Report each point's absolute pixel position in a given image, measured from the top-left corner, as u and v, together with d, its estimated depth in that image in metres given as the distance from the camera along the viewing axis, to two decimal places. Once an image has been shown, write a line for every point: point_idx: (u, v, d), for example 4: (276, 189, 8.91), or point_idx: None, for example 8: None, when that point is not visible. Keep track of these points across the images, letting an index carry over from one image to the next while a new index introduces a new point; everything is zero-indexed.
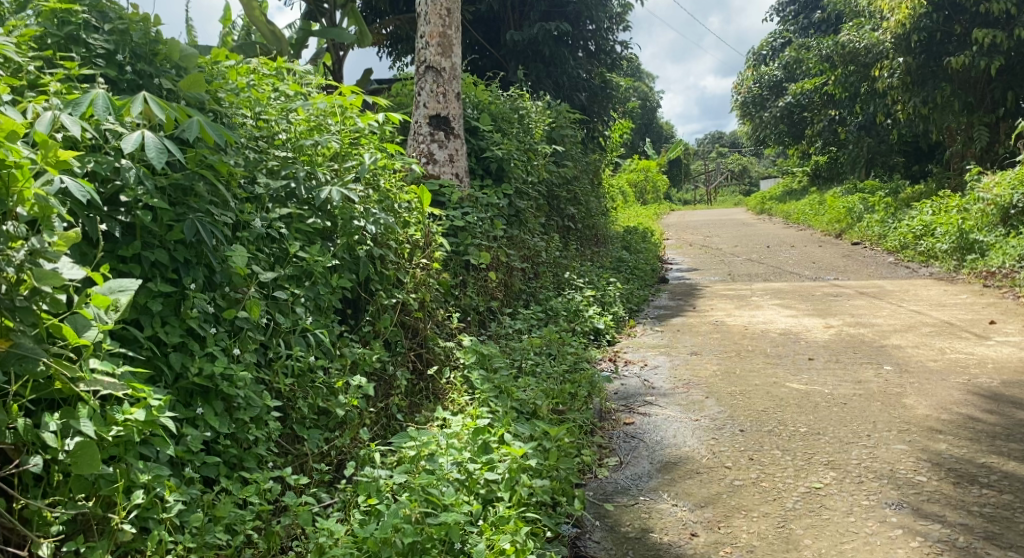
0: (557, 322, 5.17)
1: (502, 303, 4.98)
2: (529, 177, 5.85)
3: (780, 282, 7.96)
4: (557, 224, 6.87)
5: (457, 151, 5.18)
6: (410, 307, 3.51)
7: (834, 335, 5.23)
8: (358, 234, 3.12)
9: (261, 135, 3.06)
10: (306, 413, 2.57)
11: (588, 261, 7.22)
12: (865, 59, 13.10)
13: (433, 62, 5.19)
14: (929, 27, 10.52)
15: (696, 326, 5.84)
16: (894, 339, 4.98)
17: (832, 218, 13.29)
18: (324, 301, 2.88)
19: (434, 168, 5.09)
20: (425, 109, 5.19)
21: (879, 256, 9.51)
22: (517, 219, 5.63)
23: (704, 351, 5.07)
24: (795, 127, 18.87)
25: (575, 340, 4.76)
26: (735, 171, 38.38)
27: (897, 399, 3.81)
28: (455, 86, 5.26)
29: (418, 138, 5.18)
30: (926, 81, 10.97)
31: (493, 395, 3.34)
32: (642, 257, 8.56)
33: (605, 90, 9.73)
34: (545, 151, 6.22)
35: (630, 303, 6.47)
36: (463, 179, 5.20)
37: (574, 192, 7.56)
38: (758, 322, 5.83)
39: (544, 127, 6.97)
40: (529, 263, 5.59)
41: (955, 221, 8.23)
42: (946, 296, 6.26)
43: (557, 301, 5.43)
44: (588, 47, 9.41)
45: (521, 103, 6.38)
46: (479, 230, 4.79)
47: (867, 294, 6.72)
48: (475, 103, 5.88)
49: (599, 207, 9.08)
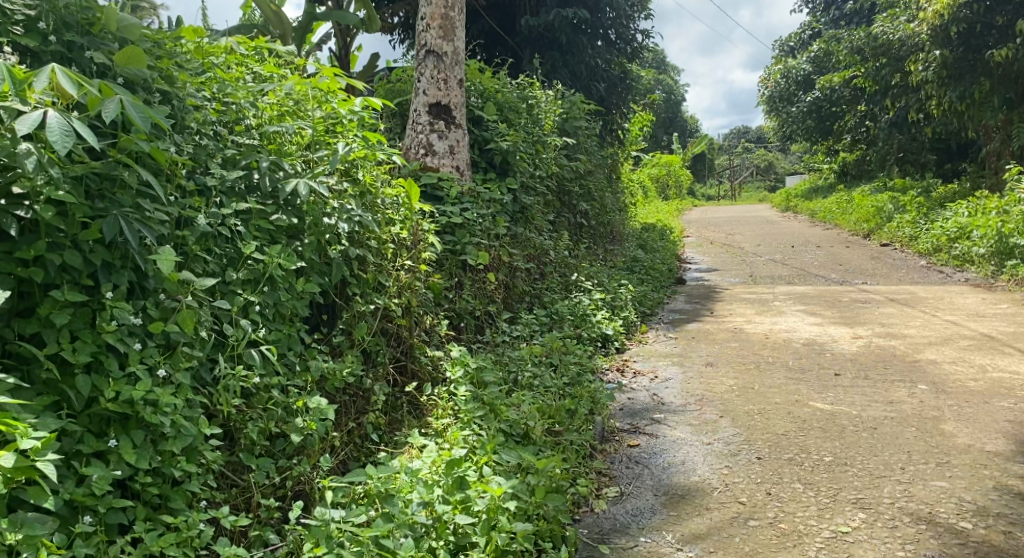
0: (562, 328, 4.82)
1: (502, 306, 4.64)
2: (536, 171, 5.49)
3: (804, 285, 7.53)
4: (567, 221, 6.51)
5: (458, 142, 4.83)
6: (393, 313, 3.17)
7: (862, 347, 4.83)
8: (329, 234, 2.78)
9: (221, 119, 2.74)
10: (255, 440, 2.25)
11: (600, 261, 6.85)
12: (899, 52, 12.54)
13: (434, 45, 4.84)
14: (968, 18, 10.06)
15: (713, 333, 5.46)
16: (929, 354, 4.56)
17: (860, 218, 12.78)
18: (285, 309, 2.55)
19: (434, 160, 4.74)
20: (425, 97, 4.83)
21: (909, 259, 9.04)
22: (523, 216, 5.28)
23: (720, 361, 4.70)
24: (823, 122, 18.30)
25: (580, 348, 4.41)
26: (758, 168, 37.73)
27: (935, 425, 3.40)
28: (457, 72, 4.90)
29: (417, 127, 4.83)
30: (963, 75, 10.43)
31: (478, 415, 2.99)
32: (659, 257, 8.18)
33: (625, 81, 9.32)
34: (555, 143, 5.86)
35: (643, 306, 6.10)
36: (464, 172, 4.85)
37: (588, 188, 7.19)
38: (780, 330, 5.43)
39: (557, 117, 6.60)
40: (534, 263, 5.23)
41: (994, 223, 7.75)
42: (985, 306, 5.81)
43: (562, 304, 5.08)
44: (608, 36, 9.00)
45: (532, 92, 6.01)
46: (479, 228, 4.46)
47: (898, 301, 6.29)
48: (480, 91, 5.52)
49: (615, 204, 8.69)
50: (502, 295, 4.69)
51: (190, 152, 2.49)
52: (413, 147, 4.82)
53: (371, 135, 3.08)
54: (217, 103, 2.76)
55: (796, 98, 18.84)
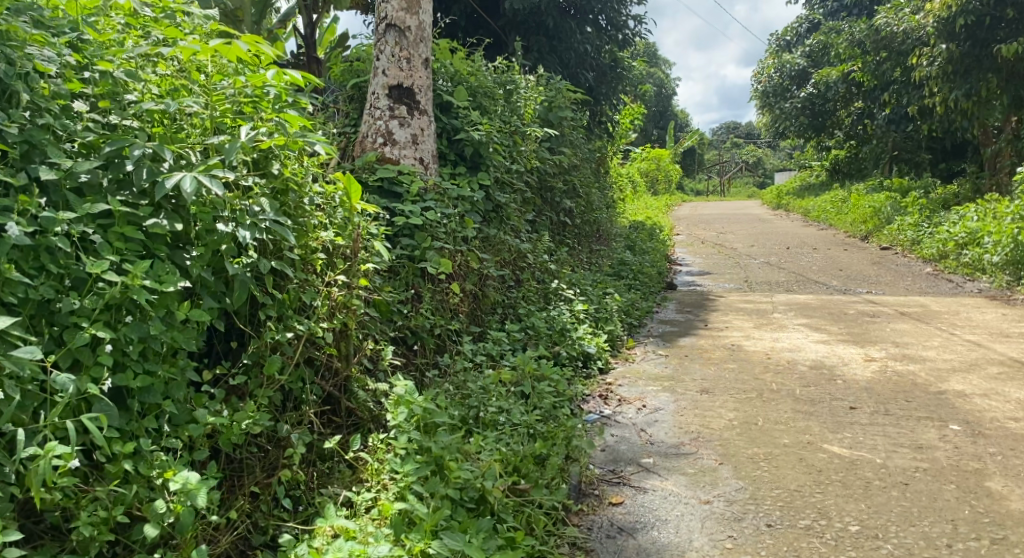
0: (537, 346, 4.22)
1: (468, 321, 4.04)
2: (512, 165, 4.88)
3: (805, 293, 6.97)
4: (548, 220, 5.91)
5: (422, 130, 4.20)
6: (319, 342, 2.54)
7: (877, 373, 4.24)
8: (228, 245, 2.15)
9: (84, 92, 2.14)
10: (87, 537, 1.71)
11: (583, 264, 6.24)
12: (901, 45, 11.94)
13: (394, 18, 4.19)
14: (978, 10, 9.43)
15: (708, 350, 4.89)
16: (955, 383, 3.98)
17: (857, 219, 12.26)
18: (157, 345, 1.94)
19: (393, 150, 4.11)
20: (384, 77, 4.19)
21: (914, 265, 8.52)
22: (497, 216, 4.66)
23: (717, 388, 4.10)
24: (817, 119, 17.75)
25: (556, 372, 3.81)
26: (748, 163, 37.29)
27: (978, 481, 2.83)
28: (422, 50, 4.26)
29: (375, 112, 4.18)
30: (969, 70, 9.85)
31: (421, 478, 2.37)
32: (648, 260, 7.59)
33: (615, 69, 8.68)
34: (536, 134, 5.23)
35: (630, 317, 5.49)
36: (429, 166, 4.21)
37: (573, 183, 6.59)
38: (782, 349, 4.84)
39: (538, 106, 5.96)
40: (508, 270, 4.62)
41: (1009, 230, 7.24)
42: (1008, 323, 5.26)
43: (540, 317, 4.49)
44: (598, 21, 8.35)
45: (510, 76, 5.37)
46: (442, 230, 3.86)
47: (910, 315, 5.72)
48: (452, 72, 4.85)
49: (602, 201, 8.09)
50: (468, 307, 4.08)
51: (20, 136, 1.92)
52: (370, 135, 4.17)
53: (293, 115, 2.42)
54: (81, 73, 2.16)
55: (790, 94, 18.29)
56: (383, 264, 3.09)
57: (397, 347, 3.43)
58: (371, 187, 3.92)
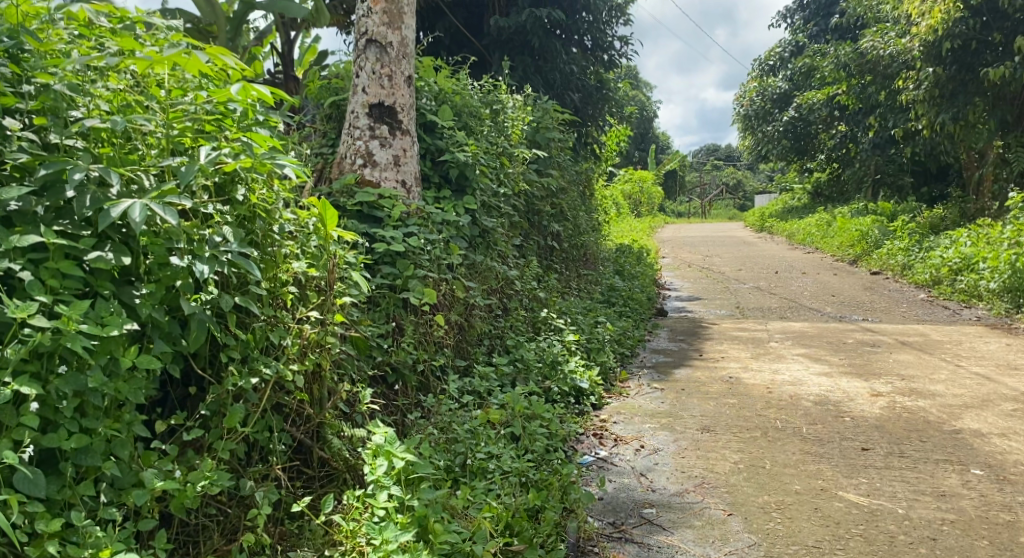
0: (527, 381, 3.97)
1: (454, 354, 3.78)
2: (500, 188, 4.65)
3: (799, 321, 6.78)
4: (536, 245, 5.67)
5: (405, 151, 3.95)
6: (288, 387, 2.27)
7: (885, 409, 4.02)
8: (184, 281, 1.88)
9: (18, 107, 1.89)
10: None
11: (572, 291, 6.00)
12: (886, 69, 11.99)
13: (375, 33, 3.95)
14: (964, 34, 9.29)
15: (705, 383, 4.65)
16: (969, 421, 3.77)
17: (844, 243, 12.16)
18: (98, 399, 1.67)
19: (374, 172, 3.87)
20: (363, 95, 3.95)
21: (906, 291, 8.39)
22: (483, 241, 4.41)
23: (718, 426, 3.86)
24: (799, 142, 17.76)
25: (548, 410, 3.56)
26: (728, 186, 37.47)
27: (1012, 536, 2.61)
28: (405, 67, 4.02)
29: (354, 132, 3.93)
30: (956, 95, 9.78)
31: (402, 543, 2.10)
32: (638, 285, 7.37)
33: (601, 91, 8.49)
34: (524, 156, 5.01)
35: (622, 347, 5.25)
36: (412, 189, 3.97)
37: (560, 207, 6.36)
38: (782, 382, 4.62)
39: (525, 127, 5.75)
40: (495, 298, 4.37)
41: (1006, 257, 7.22)
42: (1012, 355, 5.10)
43: (529, 348, 4.24)
44: (584, 42, 8.18)
45: (497, 96, 5.14)
46: (426, 257, 3.61)
47: (910, 344, 5.54)
48: (436, 91, 4.57)
49: (590, 224, 7.87)
50: (454, 340, 3.82)
51: None
52: (348, 156, 3.92)
53: (261, 135, 2.16)
54: (18, 87, 1.91)
55: (772, 117, 18.30)
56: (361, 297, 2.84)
57: (376, 385, 3.17)
58: (350, 212, 3.68)
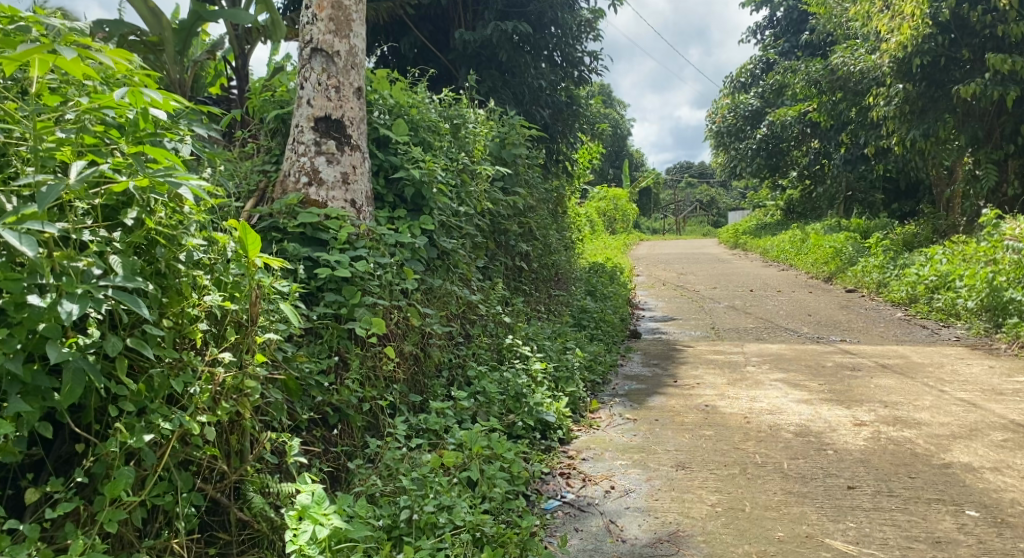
0: (489, 415, 3.67)
1: (407, 389, 3.46)
2: (460, 207, 4.36)
3: (776, 342, 6.55)
4: (502, 266, 5.38)
5: (355, 168, 3.66)
6: (196, 441, 1.99)
7: (870, 441, 3.77)
8: (48, 322, 1.69)
9: None
10: None
11: (540, 314, 5.71)
12: (857, 86, 11.91)
13: (321, 42, 3.66)
14: (934, 51, 9.14)
15: (680, 412, 4.37)
16: (959, 454, 3.53)
17: (819, 260, 12.01)
18: None
19: (320, 192, 3.56)
20: (308, 108, 3.65)
21: (883, 309, 8.23)
22: (442, 263, 4.12)
23: (694, 463, 3.58)
24: (771, 159, 17.73)
25: (509, 449, 3.26)
26: (703, 203, 37.58)
27: None
28: (354, 78, 3.74)
29: (298, 148, 3.62)
30: (926, 111, 9.66)
31: None
32: (610, 306, 7.09)
33: (571, 107, 8.24)
34: (487, 173, 4.72)
35: (593, 374, 4.96)
36: (362, 210, 3.68)
37: (528, 226, 6.08)
38: (761, 411, 4.35)
39: (489, 142, 5.46)
40: (455, 324, 4.07)
41: (983, 275, 7.08)
42: (997, 379, 4.90)
43: (492, 379, 3.93)
44: (552, 57, 7.95)
45: (457, 110, 4.85)
46: (376, 284, 3.32)
47: (892, 368, 5.33)
48: (391, 104, 4.26)
49: (560, 243, 7.59)
50: (409, 372, 3.52)
51: None
52: (292, 174, 3.60)
53: (156, 148, 1.96)
54: None
55: (744, 134, 18.26)
56: (292, 331, 2.54)
57: (315, 427, 2.86)
58: (291, 234, 3.37)
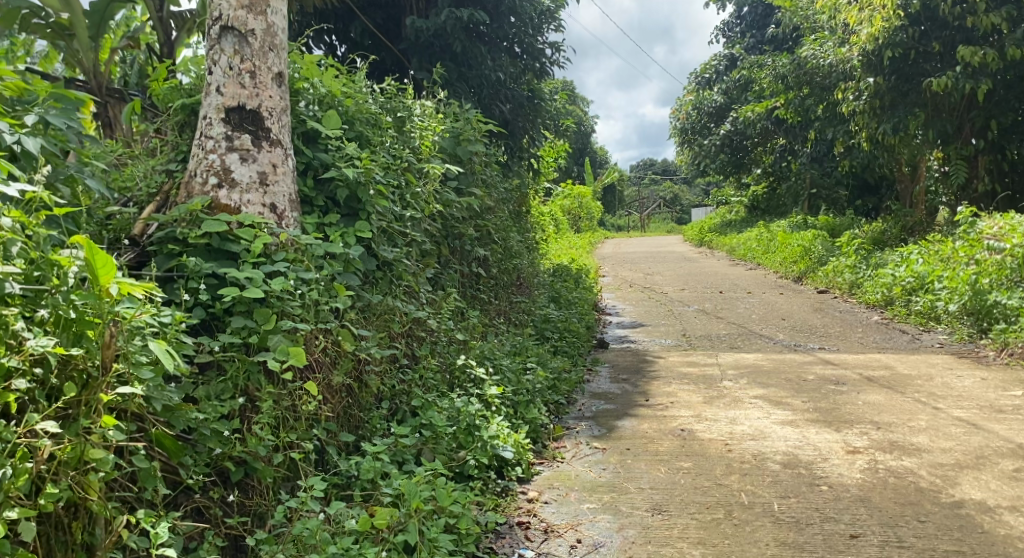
0: (437, 453, 3.15)
1: (337, 428, 2.93)
2: (405, 211, 3.82)
3: (752, 351, 6.13)
4: (456, 273, 4.86)
5: (275, 167, 3.12)
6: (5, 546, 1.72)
7: (868, 473, 3.34)
8: None
9: None
10: None
11: (498, 326, 5.20)
12: (825, 80, 11.58)
13: (232, 19, 3.12)
14: (905, 43, 8.75)
15: (654, 439, 3.90)
16: (970, 489, 3.13)
17: (788, 258, 11.68)
18: None
19: (231, 194, 3.01)
20: (218, 96, 3.10)
21: (859, 312, 7.91)
22: (383, 276, 3.59)
23: (672, 505, 3.11)
24: (736, 156, 17.42)
25: (458, 500, 2.76)
26: (666, 200, 37.38)
27: None
28: (273, 61, 3.19)
29: (206, 143, 3.06)
30: (897, 105, 9.27)
31: None
32: (575, 314, 6.60)
33: (533, 101, 7.73)
34: (435, 171, 4.19)
35: (556, 394, 4.48)
36: (285, 215, 3.13)
37: (486, 229, 5.56)
38: (743, 436, 3.90)
39: (439, 137, 4.93)
40: (399, 346, 3.55)
41: (965, 277, 6.77)
42: (993, 393, 4.53)
43: (440, 409, 3.41)
44: (512, 48, 7.44)
45: (402, 101, 4.32)
46: (296, 305, 2.79)
47: (878, 381, 4.94)
48: (321, 94, 3.66)
49: (522, 245, 7.09)
50: (339, 407, 2.99)
51: None
52: (198, 173, 3.03)
53: None
54: None
55: (708, 131, 17.97)
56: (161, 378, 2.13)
57: (212, 486, 2.36)
58: (194, 247, 2.83)
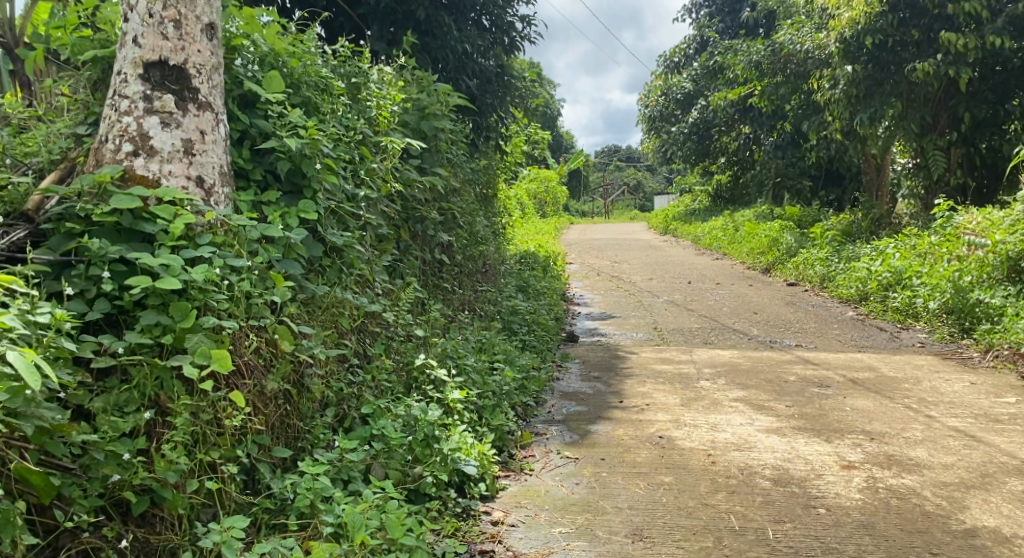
0: (389, 469, 2.75)
1: (269, 440, 2.51)
2: (357, 190, 3.39)
3: (728, 348, 5.83)
4: (417, 259, 4.43)
5: (203, 134, 2.67)
6: None
7: (868, 492, 3.03)
8: None
9: None
10: None
11: (461, 319, 4.80)
12: (799, 67, 11.31)
13: None
14: (884, 30, 8.44)
15: (631, 448, 3.55)
16: (981, 514, 2.84)
17: (755, 249, 11.45)
18: None
19: (149, 164, 2.55)
20: (134, 47, 2.62)
21: (832, 306, 7.68)
22: (332, 263, 3.16)
23: (655, 530, 2.76)
24: (702, 144, 17.12)
25: (412, 529, 2.37)
26: (630, 188, 37.17)
27: None
28: (202, 10, 2.73)
29: (119, 103, 2.58)
30: (872, 94, 8.95)
31: None
32: (543, 305, 6.22)
33: (502, 77, 7.29)
34: (394, 146, 3.76)
35: (523, 395, 4.10)
36: (214, 191, 2.68)
37: (450, 213, 5.14)
38: (727, 446, 3.56)
39: (398, 109, 4.48)
40: (349, 343, 3.12)
41: (946, 273, 6.54)
42: (985, 400, 4.28)
43: (393, 416, 3.00)
44: (479, 21, 7.00)
45: (357, 67, 3.86)
46: (221, 297, 2.35)
47: (864, 383, 4.67)
48: (263, 52, 3.19)
49: (488, 230, 6.66)
50: (275, 418, 2.57)
51: None
52: (109, 139, 2.56)
53: None
54: None
55: (676, 119, 17.69)
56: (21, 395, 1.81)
57: (108, 522, 1.96)
58: (100, 225, 2.36)
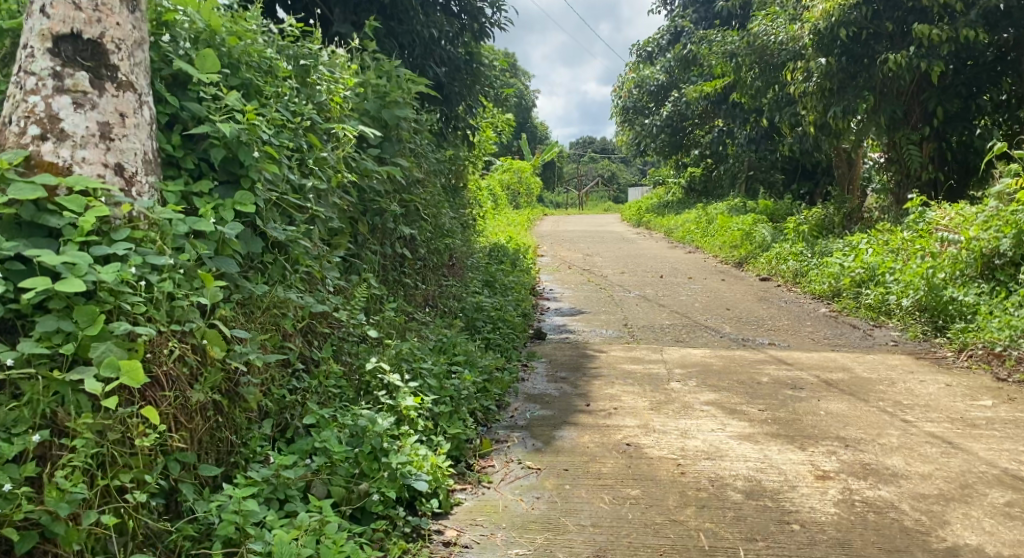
0: (330, 487, 2.51)
1: (195, 456, 2.24)
2: (303, 180, 3.13)
3: (700, 346, 5.66)
4: (373, 254, 4.18)
5: (122, 116, 2.41)
6: None
7: (844, 506, 2.86)
8: None
9: None
10: None
11: (421, 317, 4.56)
12: (773, 59, 11.17)
13: None
14: (858, 22, 8.32)
15: (596, 457, 3.35)
16: (962, 530, 2.68)
17: (728, 243, 11.34)
18: None
19: (58, 149, 2.28)
20: (42, 18, 2.35)
21: (804, 303, 7.56)
22: (273, 259, 2.91)
23: (618, 551, 2.56)
24: (676, 136, 17.00)
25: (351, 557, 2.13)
26: (604, 179, 37.01)
27: None
28: None
29: (25, 81, 2.31)
30: (845, 87, 8.83)
31: None
32: (510, 302, 6.00)
33: (469, 64, 7.03)
34: (346, 134, 3.50)
35: (485, 399, 3.88)
36: (136, 180, 2.41)
37: (411, 205, 4.89)
38: (697, 455, 3.37)
39: (354, 94, 4.22)
40: (293, 348, 2.87)
41: (919, 270, 6.42)
42: (962, 403, 4.14)
43: (340, 426, 2.75)
44: (446, 5, 6.74)
45: (306, 48, 3.60)
46: (135, 299, 2.11)
47: (839, 385, 4.52)
48: (198, 29, 2.92)
49: (455, 223, 6.42)
50: (202, 432, 2.30)
51: None
52: (13, 121, 2.29)
53: None
54: None
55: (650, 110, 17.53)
56: None
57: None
58: None
